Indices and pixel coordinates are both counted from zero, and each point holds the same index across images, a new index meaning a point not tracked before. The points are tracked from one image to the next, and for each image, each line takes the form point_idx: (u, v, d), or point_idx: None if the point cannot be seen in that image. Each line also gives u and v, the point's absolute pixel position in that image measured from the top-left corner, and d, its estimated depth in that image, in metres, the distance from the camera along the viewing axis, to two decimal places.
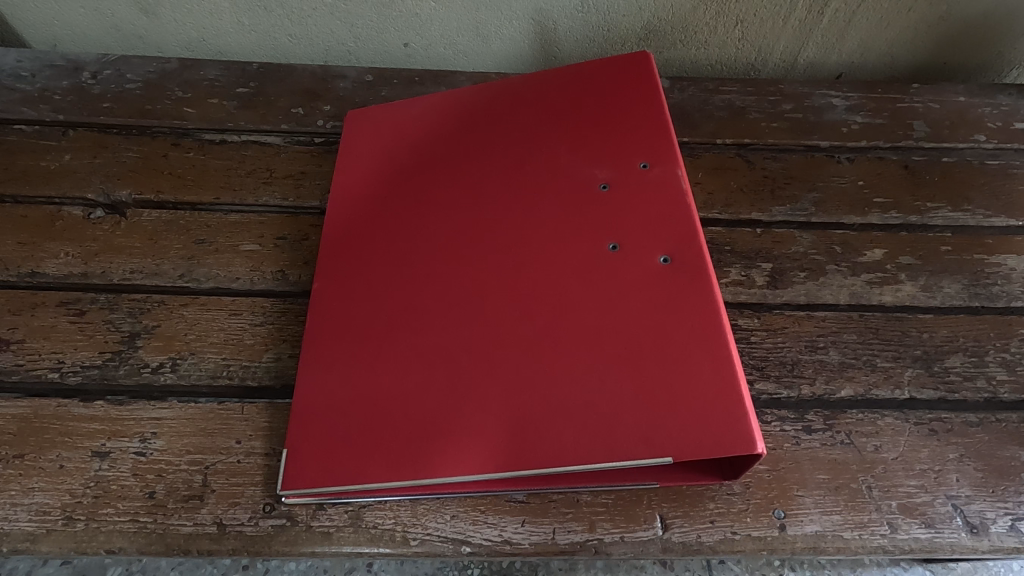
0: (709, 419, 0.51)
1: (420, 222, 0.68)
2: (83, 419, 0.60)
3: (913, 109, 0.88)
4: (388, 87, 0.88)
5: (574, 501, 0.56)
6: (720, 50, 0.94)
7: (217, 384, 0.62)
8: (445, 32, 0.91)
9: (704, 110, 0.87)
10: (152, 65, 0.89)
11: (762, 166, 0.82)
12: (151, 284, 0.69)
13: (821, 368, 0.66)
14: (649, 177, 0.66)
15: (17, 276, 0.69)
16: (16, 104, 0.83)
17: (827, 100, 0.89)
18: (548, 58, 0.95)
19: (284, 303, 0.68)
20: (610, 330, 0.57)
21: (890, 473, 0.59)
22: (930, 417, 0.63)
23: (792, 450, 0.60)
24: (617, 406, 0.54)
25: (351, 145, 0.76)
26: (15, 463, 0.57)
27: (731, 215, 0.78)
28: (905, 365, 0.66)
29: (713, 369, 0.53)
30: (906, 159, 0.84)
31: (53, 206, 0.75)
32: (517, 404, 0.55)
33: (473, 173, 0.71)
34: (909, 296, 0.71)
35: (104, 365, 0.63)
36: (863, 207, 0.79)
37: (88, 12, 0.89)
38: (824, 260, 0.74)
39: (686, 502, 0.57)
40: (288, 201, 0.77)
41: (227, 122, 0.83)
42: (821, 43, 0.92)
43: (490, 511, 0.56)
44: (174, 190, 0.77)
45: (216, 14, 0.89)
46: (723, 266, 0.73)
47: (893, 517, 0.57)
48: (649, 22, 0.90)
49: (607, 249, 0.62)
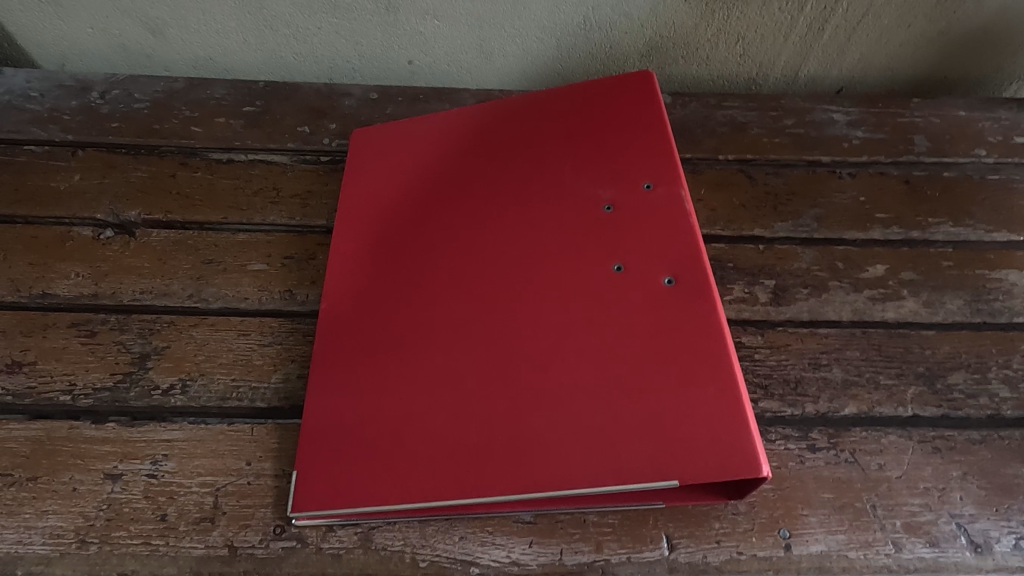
0: (714, 441, 0.52)
1: (425, 243, 0.68)
2: (95, 441, 0.60)
3: (914, 123, 0.89)
4: (393, 104, 0.89)
5: (581, 521, 0.57)
6: (721, 66, 0.95)
7: (227, 406, 0.63)
8: (449, 49, 0.92)
9: (706, 126, 0.88)
10: (159, 84, 0.90)
11: (764, 182, 0.83)
12: (161, 304, 0.70)
13: (825, 385, 0.66)
14: (653, 198, 0.67)
15: (28, 297, 0.70)
16: (25, 125, 0.84)
17: (828, 115, 0.90)
18: (552, 75, 0.95)
19: (292, 322, 0.69)
20: (615, 352, 0.58)
21: (894, 492, 0.60)
22: (934, 434, 0.63)
23: (797, 469, 0.61)
24: (623, 428, 0.54)
25: (358, 165, 0.77)
26: (29, 485, 0.58)
27: (734, 231, 0.78)
28: (908, 382, 0.67)
29: (719, 391, 0.54)
30: (907, 173, 0.84)
31: (63, 227, 0.76)
32: (523, 426, 0.56)
33: (478, 193, 0.71)
34: (911, 312, 0.72)
35: (115, 387, 0.64)
36: (866, 222, 0.79)
37: (96, 32, 0.90)
38: (827, 277, 0.74)
39: (692, 521, 0.57)
40: (295, 220, 0.77)
41: (234, 141, 0.84)
42: (822, 58, 0.93)
43: (499, 531, 0.56)
44: (183, 210, 0.78)
45: (223, 33, 0.90)
46: (726, 283, 0.74)
47: (897, 536, 0.57)
48: (651, 38, 0.91)
49: (611, 269, 0.63)
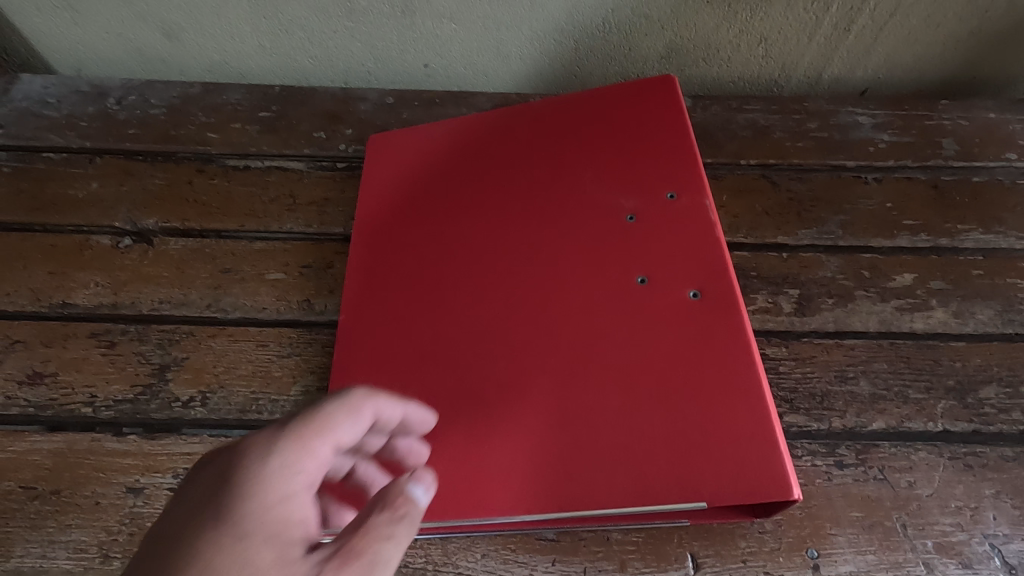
0: (744, 462, 0.51)
1: (445, 253, 0.68)
2: (116, 454, 0.61)
3: (941, 126, 0.87)
4: (409, 109, 0.88)
5: (604, 539, 0.56)
6: (743, 67, 0.93)
7: (246, 418, 0.63)
8: (466, 52, 0.91)
9: (727, 129, 0.87)
10: (175, 89, 0.89)
11: (787, 187, 0.81)
12: (179, 314, 0.70)
13: (852, 400, 0.65)
14: (676, 209, 0.66)
15: (48, 307, 0.70)
16: (43, 132, 0.84)
17: (853, 117, 0.88)
18: (570, 77, 0.94)
19: (311, 333, 0.68)
20: (638, 367, 0.57)
21: (925, 511, 0.58)
22: (965, 451, 0.62)
23: (824, 486, 0.60)
24: (649, 447, 0.53)
25: (375, 172, 0.76)
26: (52, 499, 0.58)
27: (756, 239, 0.77)
28: (938, 396, 0.65)
29: (747, 411, 0.53)
30: (935, 178, 0.82)
31: (82, 235, 0.76)
32: (547, 444, 0.55)
33: (497, 202, 0.70)
34: (940, 323, 0.70)
35: (135, 399, 0.64)
36: (892, 229, 0.77)
37: (111, 37, 0.90)
38: (852, 286, 0.73)
39: (717, 539, 0.56)
40: (312, 228, 0.77)
41: (250, 146, 0.84)
42: (847, 59, 0.91)
43: (521, 549, 0.56)
44: (200, 217, 0.77)
45: (238, 38, 0.90)
46: (750, 293, 0.72)
47: (928, 557, 0.56)
48: (670, 40, 0.89)
49: (635, 281, 0.62)
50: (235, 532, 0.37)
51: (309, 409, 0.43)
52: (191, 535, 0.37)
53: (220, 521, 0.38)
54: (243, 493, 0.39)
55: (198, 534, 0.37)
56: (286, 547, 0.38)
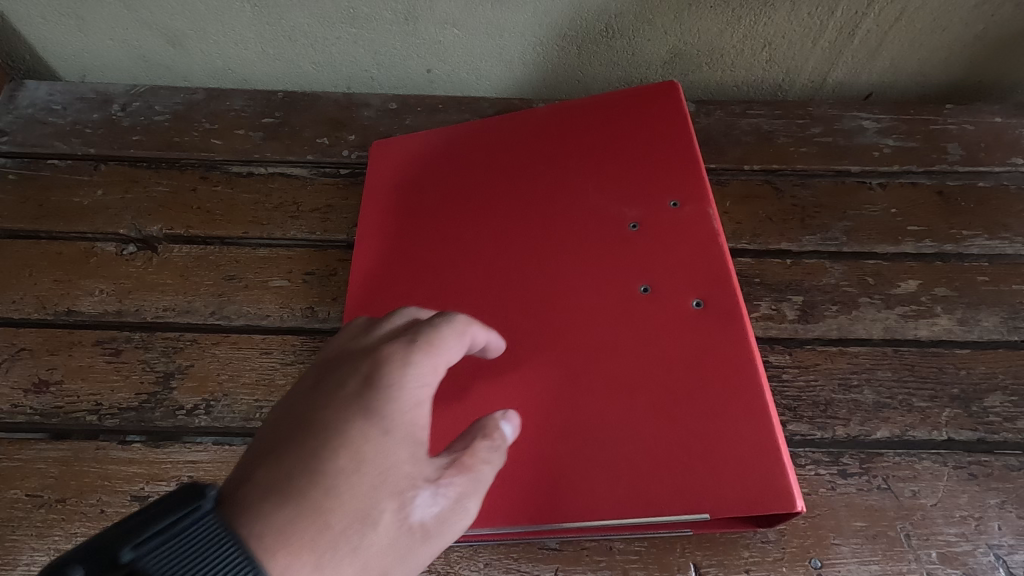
0: (747, 473, 0.51)
1: (448, 261, 0.68)
2: (121, 462, 0.61)
3: (947, 131, 0.86)
4: (412, 114, 0.88)
5: (606, 548, 0.56)
6: (747, 72, 0.92)
7: (250, 426, 0.63)
8: (469, 58, 0.91)
9: (731, 135, 0.86)
10: (179, 96, 0.90)
11: (791, 193, 0.81)
12: (183, 321, 0.70)
13: (856, 408, 0.64)
14: (680, 217, 0.66)
15: (54, 315, 0.71)
16: (49, 139, 0.85)
17: (858, 122, 0.87)
18: (573, 82, 0.94)
19: (315, 340, 0.68)
20: (642, 376, 0.57)
21: (929, 520, 0.58)
22: (970, 460, 0.62)
23: (828, 496, 0.60)
24: (651, 457, 0.53)
25: (379, 179, 0.77)
26: (58, 507, 0.59)
27: (760, 245, 0.77)
28: (942, 405, 0.65)
29: (750, 421, 0.53)
30: (940, 183, 0.82)
31: (87, 243, 0.76)
32: (550, 453, 0.55)
33: (501, 209, 0.70)
34: (945, 330, 0.70)
35: (140, 407, 0.64)
36: (897, 235, 0.77)
37: (116, 43, 0.90)
38: (856, 293, 0.72)
39: (720, 549, 0.56)
40: (316, 235, 0.77)
41: (254, 153, 0.84)
42: (851, 63, 0.90)
43: (523, 558, 0.56)
44: (204, 224, 0.78)
45: (242, 44, 0.90)
46: (753, 300, 0.72)
47: (932, 567, 0.56)
48: (674, 45, 0.89)
49: (638, 290, 0.62)
50: (380, 425, 0.43)
51: (433, 328, 0.47)
52: (335, 419, 0.43)
53: (361, 413, 0.43)
54: (379, 397, 0.44)
55: (346, 421, 0.43)
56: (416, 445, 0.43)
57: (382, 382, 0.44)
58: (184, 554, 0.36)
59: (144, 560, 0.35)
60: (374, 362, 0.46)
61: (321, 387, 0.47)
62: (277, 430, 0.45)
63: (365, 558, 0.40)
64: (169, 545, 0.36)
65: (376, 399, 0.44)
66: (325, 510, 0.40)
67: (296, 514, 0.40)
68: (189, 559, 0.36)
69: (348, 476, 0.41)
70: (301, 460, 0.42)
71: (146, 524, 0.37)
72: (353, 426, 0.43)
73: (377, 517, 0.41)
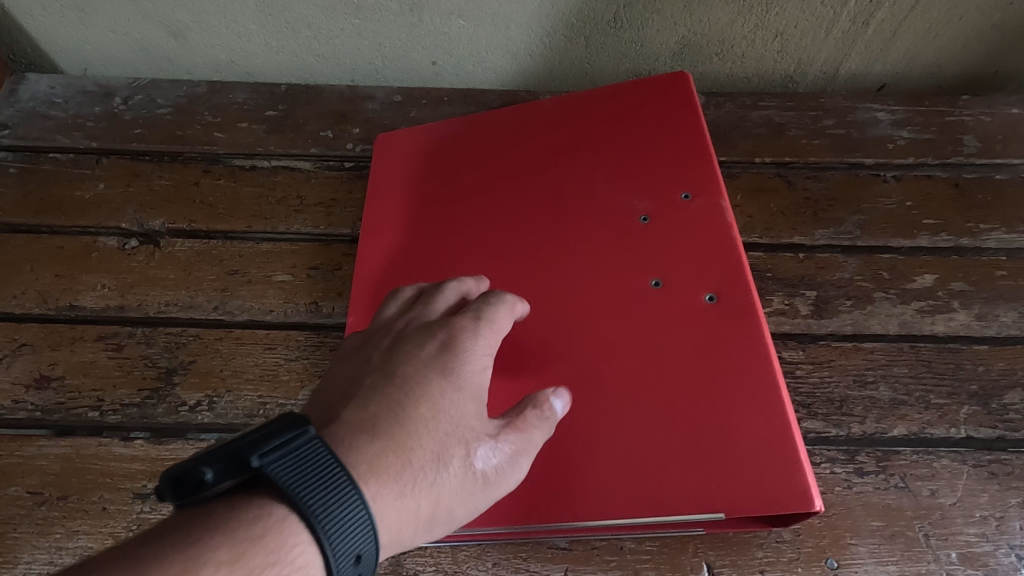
0: (762, 471, 0.50)
1: (454, 254, 0.67)
2: (124, 459, 0.60)
3: (963, 122, 0.84)
4: (417, 107, 0.87)
5: (617, 548, 0.55)
6: (757, 63, 0.91)
7: (253, 423, 0.62)
8: (474, 49, 0.89)
9: (741, 127, 0.85)
10: (181, 89, 0.89)
11: (803, 186, 0.79)
12: (186, 317, 0.69)
13: (871, 405, 0.63)
14: (691, 210, 0.64)
15: (55, 309, 0.70)
16: (50, 133, 0.84)
17: (871, 114, 0.85)
18: (580, 74, 0.92)
19: (319, 336, 0.67)
20: (653, 372, 0.55)
21: (948, 520, 0.57)
22: (989, 459, 0.60)
23: (843, 494, 0.58)
24: (664, 454, 0.52)
25: (383, 172, 0.75)
26: (60, 505, 0.58)
27: (772, 239, 0.75)
28: (960, 402, 0.63)
29: (765, 419, 0.52)
30: (956, 176, 0.80)
31: (88, 237, 0.75)
32: (559, 451, 0.54)
33: (508, 202, 0.69)
34: (962, 325, 0.68)
35: (142, 403, 0.63)
36: (912, 228, 0.75)
37: (118, 36, 0.89)
38: (871, 288, 0.71)
39: (733, 549, 0.55)
40: (320, 229, 0.76)
41: (256, 146, 0.83)
42: (864, 53, 0.89)
43: (532, 558, 0.55)
44: (207, 219, 0.77)
45: (244, 36, 0.89)
46: (765, 295, 0.71)
47: (952, 568, 0.55)
48: (683, 36, 0.87)
49: (649, 285, 0.60)
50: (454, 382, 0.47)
51: (495, 302, 0.53)
52: (409, 368, 0.47)
53: (435, 364, 0.48)
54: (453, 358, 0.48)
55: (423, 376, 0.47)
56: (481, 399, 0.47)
57: (453, 341, 0.49)
58: (304, 468, 0.38)
59: (269, 468, 0.37)
60: (442, 323, 0.51)
61: (393, 342, 0.51)
62: (351, 376, 0.49)
63: (437, 493, 0.43)
64: (291, 458, 0.38)
65: (445, 356, 0.48)
66: (406, 446, 0.43)
67: (378, 447, 0.42)
68: (308, 474, 0.38)
69: (421, 420, 0.45)
70: (379, 401, 0.45)
71: (270, 438, 0.39)
72: (427, 375, 0.47)
73: (446, 460, 0.44)
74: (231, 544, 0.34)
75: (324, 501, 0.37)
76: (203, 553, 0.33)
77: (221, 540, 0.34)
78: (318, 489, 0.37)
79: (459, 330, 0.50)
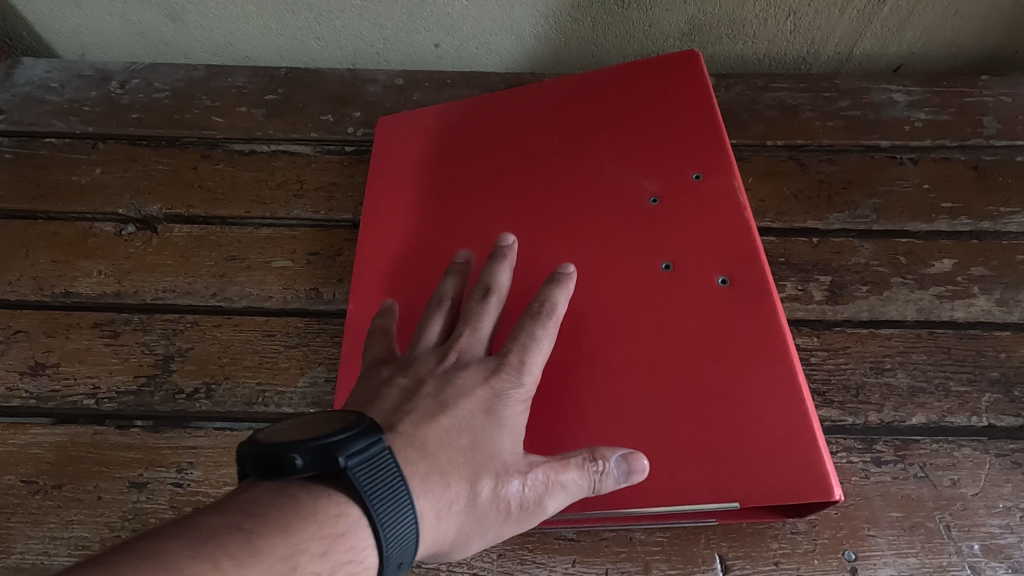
0: (778, 460, 0.48)
1: (457, 239, 0.65)
2: (120, 448, 0.59)
3: (982, 103, 0.81)
4: (419, 90, 0.85)
5: (626, 539, 0.53)
6: (769, 44, 0.88)
7: (252, 411, 0.61)
8: (478, 31, 0.87)
9: (753, 110, 0.82)
10: (179, 73, 0.87)
11: (817, 169, 0.77)
12: (183, 303, 0.68)
13: (889, 393, 0.61)
14: (702, 191, 0.62)
15: (51, 296, 0.68)
16: (46, 117, 0.82)
17: (887, 95, 0.83)
18: (587, 57, 0.90)
19: (319, 322, 0.66)
20: (664, 359, 0.54)
21: (970, 511, 0.55)
22: (1012, 448, 0.58)
23: (861, 485, 0.56)
24: (675, 443, 0.50)
25: (384, 156, 0.73)
26: (55, 494, 0.57)
27: (785, 223, 0.73)
28: (981, 390, 0.61)
29: (781, 405, 0.50)
30: (975, 158, 0.77)
31: (84, 223, 0.74)
32: (566, 439, 0.52)
33: (513, 186, 0.67)
34: (983, 311, 0.66)
35: (138, 390, 0.62)
36: (930, 212, 0.73)
37: (114, 19, 0.87)
38: (888, 273, 0.69)
39: (747, 541, 0.53)
40: (320, 214, 0.74)
41: (256, 131, 0.81)
42: (880, 33, 0.86)
43: (539, 549, 0.53)
44: (205, 204, 0.75)
45: (243, 18, 0.87)
46: (778, 280, 0.68)
47: (975, 561, 0.53)
48: (693, 16, 0.85)
49: (660, 268, 0.58)
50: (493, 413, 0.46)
51: (537, 345, 0.50)
52: (452, 399, 0.46)
53: (477, 398, 0.47)
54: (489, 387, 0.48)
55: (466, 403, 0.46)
56: (517, 439, 0.46)
57: (494, 382, 0.48)
58: (382, 477, 0.38)
59: (353, 473, 0.37)
60: (482, 362, 0.50)
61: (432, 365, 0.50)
62: (384, 382, 0.49)
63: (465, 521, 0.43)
64: (372, 465, 0.38)
65: (485, 395, 0.47)
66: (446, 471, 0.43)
67: (424, 469, 0.42)
68: (385, 484, 0.38)
69: (460, 448, 0.44)
70: (425, 420, 0.45)
71: (355, 439, 0.39)
72: (470, 404, 0.46)
73: (475, 492, 0.43)
74: (318, 534, 0.34)
75: (396, 513, 0.38)
76: (294, 540, 0.33)
77: (307, 532, 0.34)
78: (392, 501, 0.38)
79: (499, 375, 0.49)
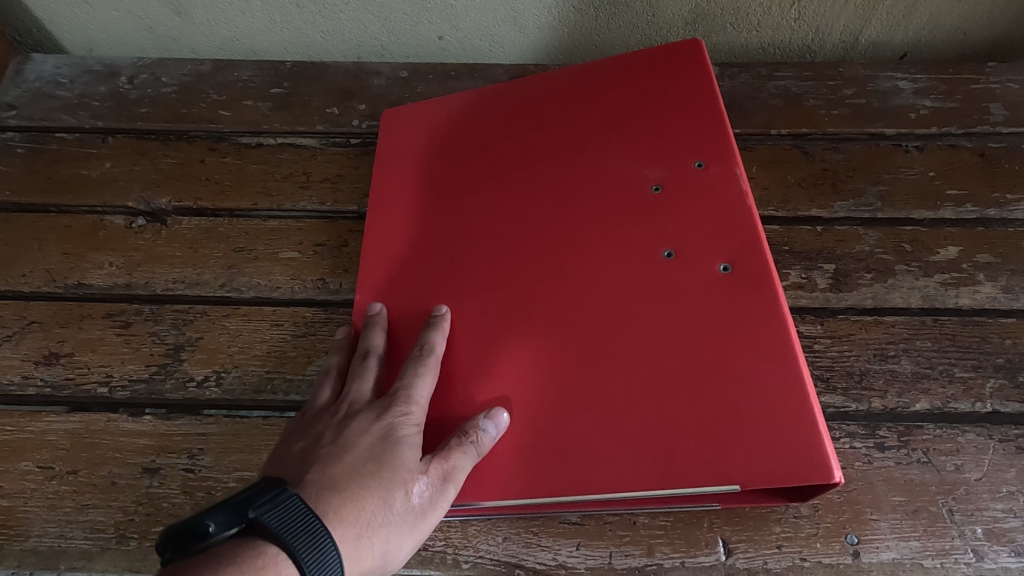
0: (779, 444, 0.49)
1: (460, 228, 0.65)
2: (133, 435, 0.60)
3: (989, 90, 0.81)
4: (423, 82, 0.86)
5: (630, 523, 0.54)
6: (774, 32, 0.88)
7: (261, 399, 0.62)
8: (481, 23, 0.88)
9: (757, 98, 0.82)
10: (186, 67, 0.88)
11: (822, 158, 0.77)
12: (192, 293, 0.69)
13: (893, 379, 0.61)
14: (705, 179, 0.62)
15: (63, 287, 0.70)
16: (56, 112, 0.83)
17: (893, 83, 0.82)
18: (590, 48, 0.90)
19: (327, 312, 0.67)
20: (666, 345, 0.54)
21: (974, 496, 0.55)
22: (1017, 433, 0.58)
23: (864, 469, 0.57)
24: (676, 427, 0.51)
25: (390, 146, 0.74)
26: (70, 479, 0.58)
27: (789, 212, 0.73)
28: (986, 375, 0.61)
29: (782, 389, 0.50)
30: (982, 145, 0.77)
31: (95, 216, 0.75)
32: (569, 425, 0.53)
33: (516, 176, 0.67)
34: (989, 298, 0.66)
35: (150, 379, 0.63)
36: (935, 199, 0.73)
37: (122, 14, 0.88)
38: (893, 260, 0.68)
39: (750, 525, 0.54)
40: (326, 206, 0.75)
41: (262, 124, 0.82)
42: (886, 20, 0.85)
43: (543, 533, 0.54)
44: (213, 196, 0.76)
45: (249, 13, 0.87)
46: (782, 268, 0.69)
47: (978, 544, 0.53)
48: (696, 5, 0.85)
49: (661, 255, 0.59)
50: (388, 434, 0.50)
51: (420, 379, 0.54)
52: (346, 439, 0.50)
53: (370, 429, 0.50)
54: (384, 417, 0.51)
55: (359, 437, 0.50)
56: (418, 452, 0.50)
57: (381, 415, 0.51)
58: (292, 518, 0.43)
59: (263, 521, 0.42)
60: (372, 405, 0.53)
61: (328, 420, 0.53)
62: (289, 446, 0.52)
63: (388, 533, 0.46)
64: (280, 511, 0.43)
65: (380, 428, 0.50)
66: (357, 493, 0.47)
67: (335, 501, 0.46)
68: (298, 522, 0.43)
69: (366, 473, 0.48)
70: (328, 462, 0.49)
71: (259, 495, 0.44)
72: (365, 437, 0.50)
73: (389, 507, 0.47)
74: None
75: (315, 543, 0.42)
76: None
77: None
78: (308, 534, 0.42)
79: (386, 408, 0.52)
